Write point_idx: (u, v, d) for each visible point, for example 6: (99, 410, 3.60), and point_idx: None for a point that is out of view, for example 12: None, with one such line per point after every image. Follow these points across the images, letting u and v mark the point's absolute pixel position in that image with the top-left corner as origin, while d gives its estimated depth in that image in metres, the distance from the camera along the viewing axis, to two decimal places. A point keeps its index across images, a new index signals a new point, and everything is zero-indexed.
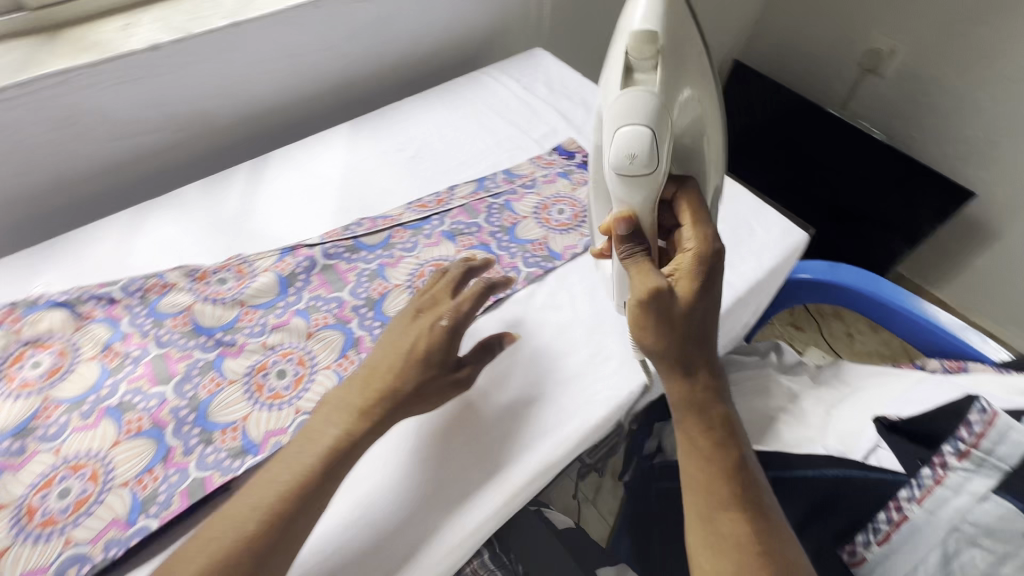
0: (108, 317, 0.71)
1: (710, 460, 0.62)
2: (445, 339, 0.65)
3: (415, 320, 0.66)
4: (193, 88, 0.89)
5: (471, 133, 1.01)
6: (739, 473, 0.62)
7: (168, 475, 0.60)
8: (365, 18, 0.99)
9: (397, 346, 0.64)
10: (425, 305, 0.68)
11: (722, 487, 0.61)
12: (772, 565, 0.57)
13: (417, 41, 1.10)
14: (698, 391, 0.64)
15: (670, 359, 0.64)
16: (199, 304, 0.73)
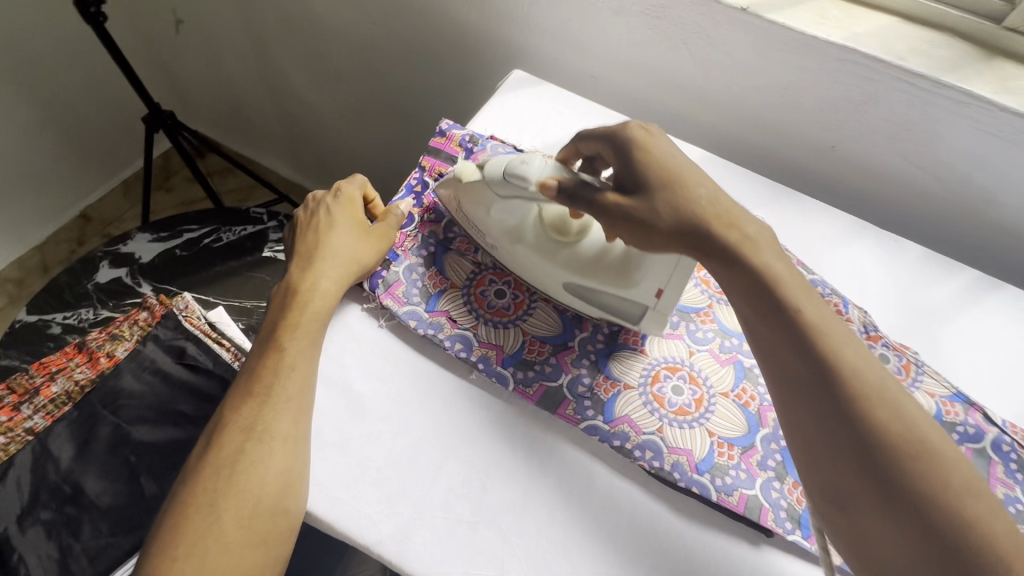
0: (428, 228, 0.68)
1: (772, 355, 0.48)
2: (337, 256, 0.60)
3: (324, 235, 0.61)
4: (575, 117, 0.80)
5: (813, 209, 0.77)
6: (804, 356, 0.46)
7: (429, 485, 0.52)
8: (737, 54, 0.77)
9: (313, 267, 0.59)
10: (313, 235, 0.62)
11: (807, 382, 0.45)
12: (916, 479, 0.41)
13: (808, 105, 0.78)
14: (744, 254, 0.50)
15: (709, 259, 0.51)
16: (475, 317, 0.62)
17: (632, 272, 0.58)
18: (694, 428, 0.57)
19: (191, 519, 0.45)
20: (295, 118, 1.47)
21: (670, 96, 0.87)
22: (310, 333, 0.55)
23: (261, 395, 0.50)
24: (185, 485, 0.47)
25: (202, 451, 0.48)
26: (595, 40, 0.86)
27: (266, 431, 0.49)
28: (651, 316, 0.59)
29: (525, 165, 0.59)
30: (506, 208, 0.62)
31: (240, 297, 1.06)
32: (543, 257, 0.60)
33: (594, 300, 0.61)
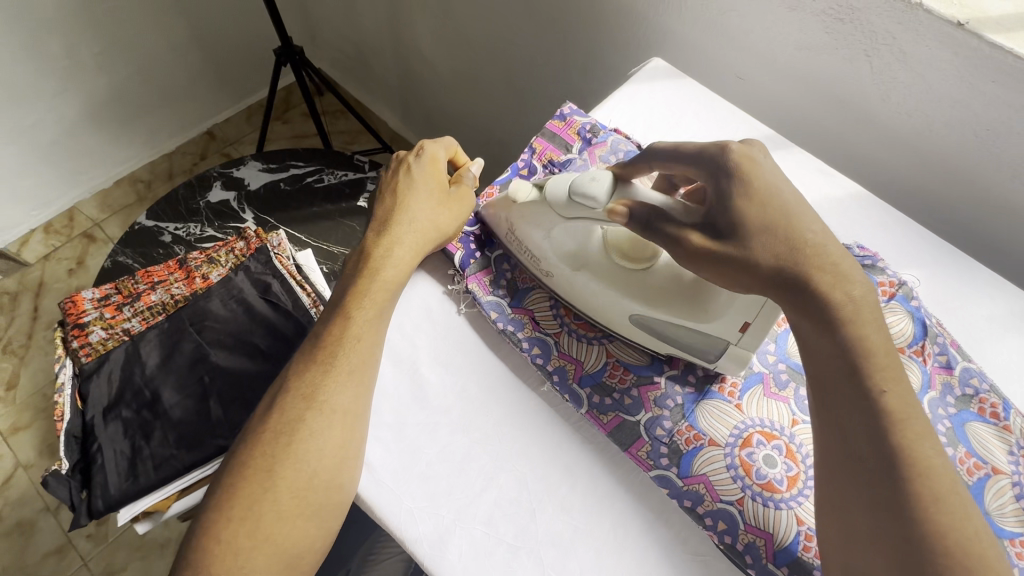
0: None
1: (837, 425, 0.43)
2: (412, 223, 0.55)
3: (399, 198, 0.57)
4: (713, 121, 0.71)
5: (983, 280, 0.63)
6: (873, 439, 0.41)
7: (477, 494, 0.49)
8: (930, 78, 0.64)
9: (387, 234, 0.55)
10: (388, 196, 0.58)
11: (855, 470, 0.41)
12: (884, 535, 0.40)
13: (1009, 154, 0.64)
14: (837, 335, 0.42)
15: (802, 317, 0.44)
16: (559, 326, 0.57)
17: (710, 301, 0.50)
18: (781, 508, 0.49)
19: (247, 480, 0.45)
20: (413, 71, 1.46)
21: (832, 114, 0.75)
22: (381, 306, 0.53)
23: (323, 363, 0.49)
24: (248, 444, 0.47)
25: (267, 411, 0.48)
26: (755, 36, 0.75)
27: (327, 402, 0.47)
28: (732, 354, 0.51)
29: (593, 182, 0.50)
30: (568, 233, 0.55)
31: (330, 241, 1.07)
32: (609, 285, 0.53)
33: (661, 334, 0.53)
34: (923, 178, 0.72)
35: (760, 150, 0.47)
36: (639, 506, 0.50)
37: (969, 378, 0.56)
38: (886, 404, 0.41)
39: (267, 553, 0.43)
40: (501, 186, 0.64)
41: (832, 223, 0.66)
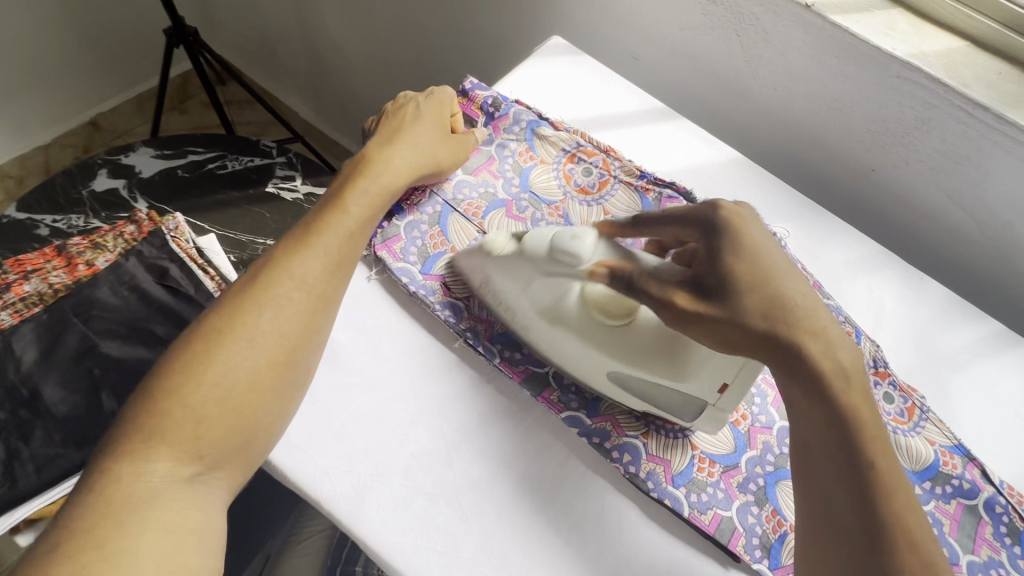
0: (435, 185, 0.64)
1: (809, 425, 0.45)
2: (423, 144, 0.61)
3: (411, 125, 0.62)
4: (609, 95, 0.77)
5: (837, 229, 0.73)
6: (838, 433, 0.44)
7: (393, 447, 0.50)
8: (787, 55, 0.73)
9: (400, 150, 0.59)
10: (394, 126, 0.62)
11: (823, 459, 0.44)
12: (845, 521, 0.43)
13: (853, 120, 0.74)
14: (778, 317, 0.44)
15: (792, 384, 0.45)
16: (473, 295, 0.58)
17: (688, 363, 0.48)
18: (678, 438, 0.54)
19: (219, 347, 0.44)
20: (322, 57, 1.42)
21: (714, 89, 0.83)
22: (372, 204, 0.55)
23: (308, 247, 0.50)
24: (222, 312, 0.46)
25: (249, 284, 0.48)
26: (644, 18, 0.81)
27: (311, 287, 0.49)
28: (711, 413, 0.50)
29: (577, 241, 0.51)
30: (549, 286, 0.52)
31: (237, 230, 1.02)
32: (584, 342, 0.51)
33: (634, 390, 0.52)
34: (790, 144, 0.82)
35: (749, 213, 0.48)
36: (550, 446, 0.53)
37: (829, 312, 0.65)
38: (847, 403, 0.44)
39: (226, 426, 0.43)
40: None
41: (717, 185, 0.73)
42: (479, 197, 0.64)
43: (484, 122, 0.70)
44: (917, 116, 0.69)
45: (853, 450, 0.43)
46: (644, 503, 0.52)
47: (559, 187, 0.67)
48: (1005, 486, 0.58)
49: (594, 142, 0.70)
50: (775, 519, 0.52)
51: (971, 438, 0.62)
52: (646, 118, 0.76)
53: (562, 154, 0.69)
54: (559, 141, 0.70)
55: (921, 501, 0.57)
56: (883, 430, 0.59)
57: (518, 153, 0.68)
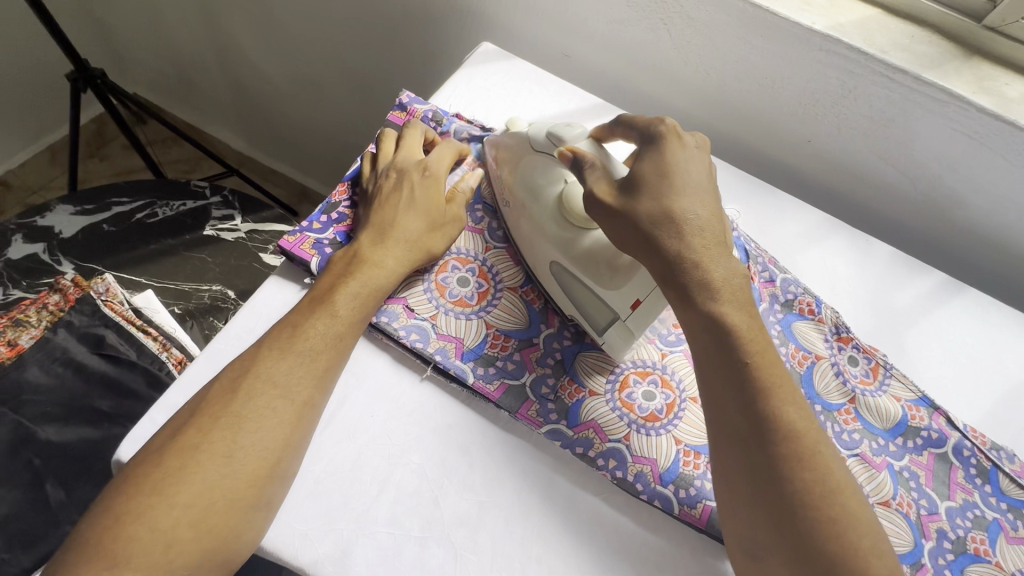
0: None
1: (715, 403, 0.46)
2: (416, 237, 0.56)
3: (404, 211, 0.57)
4: (548, 96, 0.76)
5: (783, 203, 0.75)
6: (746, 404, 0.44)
7: (372, 496, 0.47)
8: (713, 39, 0.74)
9: (391, 250, 0.54)
10: (384, 210, 0.57)
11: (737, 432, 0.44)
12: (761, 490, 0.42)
13: (783, 95, 0.76)
14: (660, 222, 0.49)
15: (687, 308, 0.48)
16: (437, 314, 0.56)
17: (617, 273, 0.53)
18: (661, 435, 0.53)
19: (194, 465, 0.42)
20: (246, 84, 1.35)
21: (649, 80, 0.84)
22: (362, 303, 0.52)
23: (293, 353, 0.47)
24: (195, 428, 0.43)
25: (227, 399, 0.45)
26: (572, 15, 0.81)
27: (296, 393, 0.46)
28: (617, 330, 0.53)
29: (570, 129, 0.56)
30: (539, 168, 0.59)
31: (178, 278, 0.97)
32: (541, 230, 0.57)
33: (568, 289, 0.56)
34: (727, 125, 0.83)
35: (696, 141, 0.54)
36: (536, 466, 0.51)
37: (788, 286, 0.66)
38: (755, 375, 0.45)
39: (204, 547, 0.40)
40: (352, 184, 0.63)
41: None
42: None
43: None
44: (841, 86, 0.72)
45: (750, 378, 0.45)
46: (636, 508, 0.51)
47: None
48: (968, 430, 0.61)
49: None
50: None
51: (932, 388, 0.65)
52: (588, 114, 0.76)
53: None
54: None
55: (896, 458, 0.59)
56: (852, 394, 0.61)
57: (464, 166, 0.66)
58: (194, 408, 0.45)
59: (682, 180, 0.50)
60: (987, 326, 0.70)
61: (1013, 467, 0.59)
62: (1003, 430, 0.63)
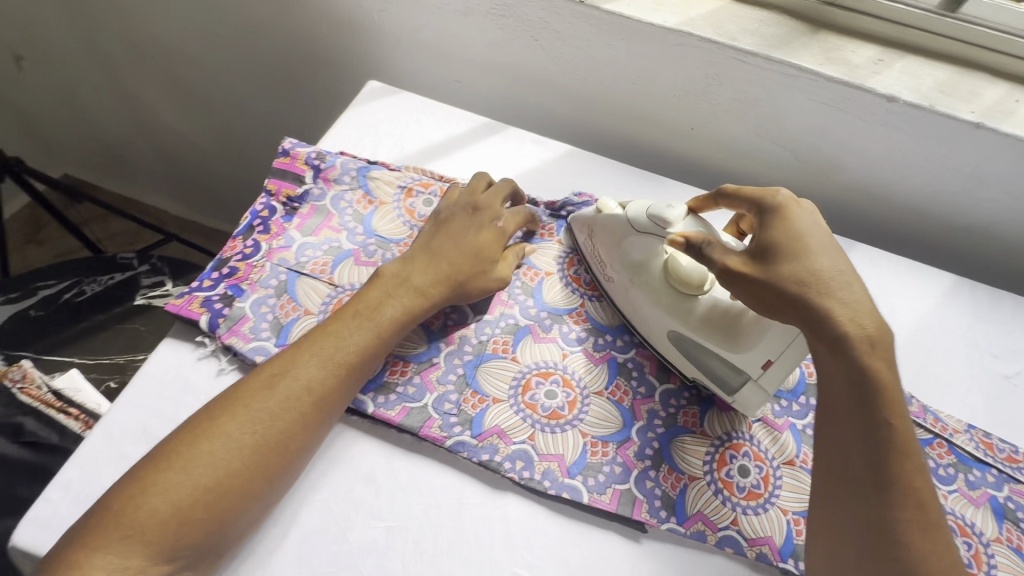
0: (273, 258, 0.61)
1: (830, 412, 0.48)
2: (463, 279, 0.59)
3: (467, 254, 0.59)
4: (437, 123, 0.79)
5: (675, 189, 0.78)
6: (862, 414, 0.46)
7: (279, 540, 0.49)
8: (583, 47, 0.78)
9: (439, 286, 0.57)
10: (442, 248, 0.59)
11: (850, 443, 0.46)
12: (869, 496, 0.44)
13: (657, 91, 0.80)
14: (809, 287, 0.47)
15: (825, 347, 0.47)
16: None
17: (743, 336, 0.53)
18: (566, 430, 0.55)
19: (203, 442, 0.46)
20: (171, 150, 1.37)
21: (536, 94, 0.88)
22: (388, 332, 0.54)
23: (333, 367, 0.51)
24: (222, 407, 0.48)
25: (256, 389, 0.49)
26: (454, 44, 0.85)
27: (292, 410, 0.49)
28: (750, 389, 0.54)
29: (671, 209, 0.56)
30: (640, 245, 0.58)
31: (110, 352, 0.97)
32: (655, 304, 0.57)
33: (693, 358, 0.57)
34: (617, 125, 0.87)
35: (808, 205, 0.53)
36: (446, 481, 0.53)
37: None
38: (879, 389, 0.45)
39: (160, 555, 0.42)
40: (244, 238, 0.63)
41: (556, 179, 0.76)
42: (324, 253, 0.63)
43: (313, 177, 0.67)
44: (705, 75, 0.76)
45: (873, 415, 0.45)
46: (547, 507, 0.53)
47: (403, 224, 0.66)
48: None
49: (427, 174, 0.71)
50: (673, 476, 0.54)
51: None
52: (477, 134, 0.79)
53: (400, 191, 0.68)
54: (394, 179, 0.69)
55: (800, 417, 0.60)
56: None
57: (355, 202, 0.67)
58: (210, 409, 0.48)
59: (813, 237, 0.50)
60: (877, 277, 0.74)
61: (910, 408, 0.62)
62: (899, 373, 0.67)
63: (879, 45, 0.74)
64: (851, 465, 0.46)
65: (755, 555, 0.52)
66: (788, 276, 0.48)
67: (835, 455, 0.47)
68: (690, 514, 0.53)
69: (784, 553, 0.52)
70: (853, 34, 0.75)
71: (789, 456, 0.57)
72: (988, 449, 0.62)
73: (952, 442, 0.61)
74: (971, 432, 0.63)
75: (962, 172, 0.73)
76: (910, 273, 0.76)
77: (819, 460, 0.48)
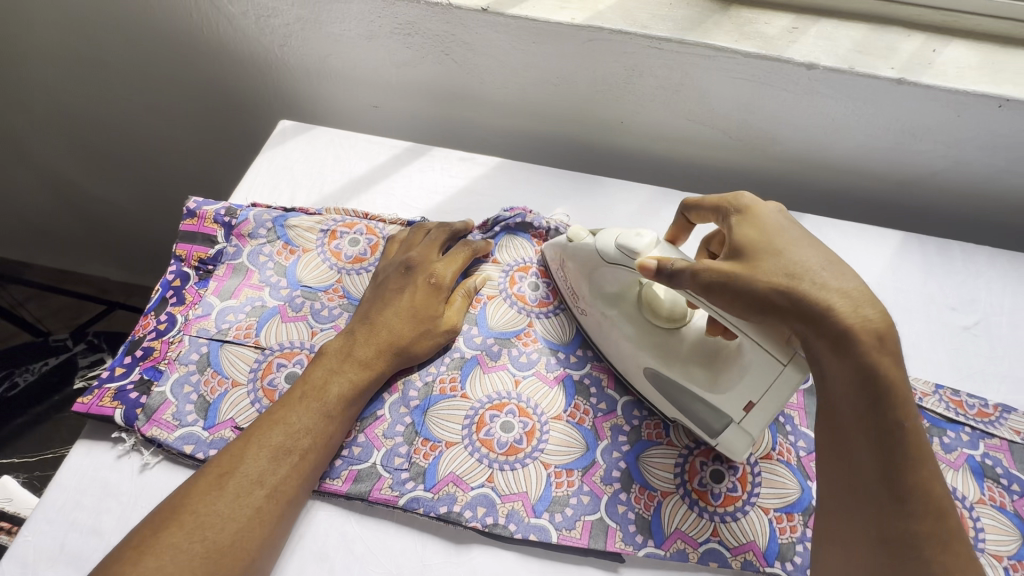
0: (190, 329, 0.57)
1: (838, 417, 0.42)
2: (402, 340, 0.55)
3: (403, 314, 0.56)
4: (356, 156, 0.75)
5: (613, 187, 0.76)
6: (866, 416, 0.40)
7: None
8: (496, 56, 0.75)
9: (379, 351, 0.54)
10: (379, 305, 0.57)
11: (858, 451, 0.41)
12: (878, 511, 0.40)
13: (580, 89, 0.77)
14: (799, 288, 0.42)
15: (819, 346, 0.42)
16: None
17: (722, 374, 0.50)
18: (527, 465, 0.52)
19: (145, 559, 0.40)
20: (97, 217, 1.30)
21: (459, 109, 0.84)
22: (345, 406, 0.51)
23: (291, 454, 0.47)
24: (166, 517, 0.43)
25: (206, 489, 0.44)
26: (365, 70, 0.82)
27: (263, 500, 0.45)
28: (734, 432, 0.51)
29: (638, 239, 0.51)
30: (611, 278, 0.56)
31: (54, 444, 0.90)
32: (630, 338, 0.55)
33: (673, 395, 0.53)
34: (547, 129, 0.84)
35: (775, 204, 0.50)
36: (405, 544, 0.49)
37: None
38: (884, 386, 0.40)
39: None
40: (156, 313, 0.58)
41: (489, 195, 0.73)
42: (247, 316, 0.58)
43: (225, 235, 0.63)
44: (624, 68, 0.73)
45: (886, 416, 0.40)
46: (516, 552, 0.49)
47: (330, 268, 0.62)
48: None
49: (350, 213, 0.67)
50: (646, 495, 0.52)
51: None
52: (400, 161, 0.75)
53: (323, 234, 0.64)
54: (314, 224, 0.65)
55: None
56: None
57: (275, 254, 0.63)
58: (165, 509, 0.44)
59: (790, 236, 0.46)
60: (826, 246, 0.73)
61: None
62: None
63: (792, 14, 0.73)
64: (859, 481, 0.41)
65: (740, 564, 0.50)
66: (775, 277, 0.43)
67: (844, 460, 0.42)
68: (668, 534, 0.50)
69: (769, 555, 0.50)
70: (764, 6, 0.73)
71: (766, 450, 0.55)
72: (958, 407, 0.60)
73: (922, 406, 0.60)
74: (939, 392, 0.61)
75: (892, 128, 0.73)
76: (858, 236, 0.74)
77: (829, 474, 0.43)
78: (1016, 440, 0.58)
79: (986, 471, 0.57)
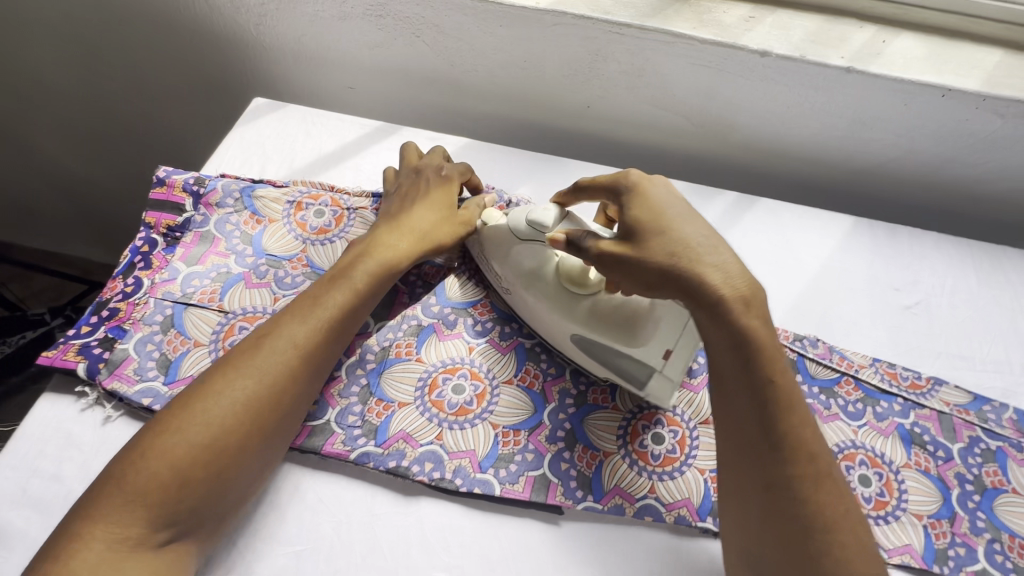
0: (156, 292, 0.59)
1: (718, 380, 0.47)
2: (425, 225, 0.60)
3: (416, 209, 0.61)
4: (327, 133, 0.77)
5: (576, 168, 0.78)
6: (744, 376, 0.45)
7: None
8: (464, 38, 0.77)
9: (405, 234, 0.59)
10: (392, 212, 0.62)
11: (736, 411, 0.45)
12: (762, 464, 0.43)
13: (546, 73, 0.80)
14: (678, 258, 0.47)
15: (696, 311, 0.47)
16: None
17: (640, 329, 0.51)
18: (476, 424, 0.55)
19: (192, 413, 0.45)
20: (80, 196, 1.31)
21: (431, 92, 0.87)
22: (376, 286, 0.55)
23: (323, 330, 0.51)
24: (210, 379, 0.47)
25: (242, 358, 0.48)
26: (339, 50, 0.84)
27: (300, 368, 0.49)
28: (657, 380, 0.53)
29: (546, 214, 0.54)
30: (527, 251, 0.57)
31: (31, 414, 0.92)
32: (554, 307, 0.55)
33: (599, 356, 0.55)
34: (516, 112, 0.87)
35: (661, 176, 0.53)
36: (355, 494, 0.52)
37: None
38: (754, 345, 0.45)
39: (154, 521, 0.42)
40: (124, 277, 0.60)
41: None
42: (212, 281, 0.60)
43: (193, 204, 0.65)
44: (588, 52, 0.76)
45: (756, 372, 0.45)
46: (462, 504, 0.52)
47: (295, 238, 0.64)
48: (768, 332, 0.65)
49: (317, 186, 0.69)
50: (588, 454, 0.55)
51: None
52: (369, 139, 0.77)
53: (289, 206, 0.67)
54: (281, 196, 0.67)
55: None
56: None
57: (242, 223, 0.65)
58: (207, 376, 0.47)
59: (677, 209, 0.49)
60: (778, 227, 0.76)
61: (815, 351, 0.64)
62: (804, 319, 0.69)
63: (749, 4, 0.75)
64: (743, 439, 0.45)
65: (674, 519, 0.52)
66: (664, 245, 0.47)
67: (729, 422, 0.46)
68: (608, 490, 0.53)
69: (702, 511, 0.52)
70: None
71: (705, 415, 0.57)
72: (892, 379, 0.63)
73: (858, 377, 0.63)
74: (876, 365, 0.64)
75: (844, 116, 0.75)
76: (809, 219, 0.77)
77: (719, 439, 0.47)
78: (945, 410, 0.61)
79: (915, 437, 0.60)
